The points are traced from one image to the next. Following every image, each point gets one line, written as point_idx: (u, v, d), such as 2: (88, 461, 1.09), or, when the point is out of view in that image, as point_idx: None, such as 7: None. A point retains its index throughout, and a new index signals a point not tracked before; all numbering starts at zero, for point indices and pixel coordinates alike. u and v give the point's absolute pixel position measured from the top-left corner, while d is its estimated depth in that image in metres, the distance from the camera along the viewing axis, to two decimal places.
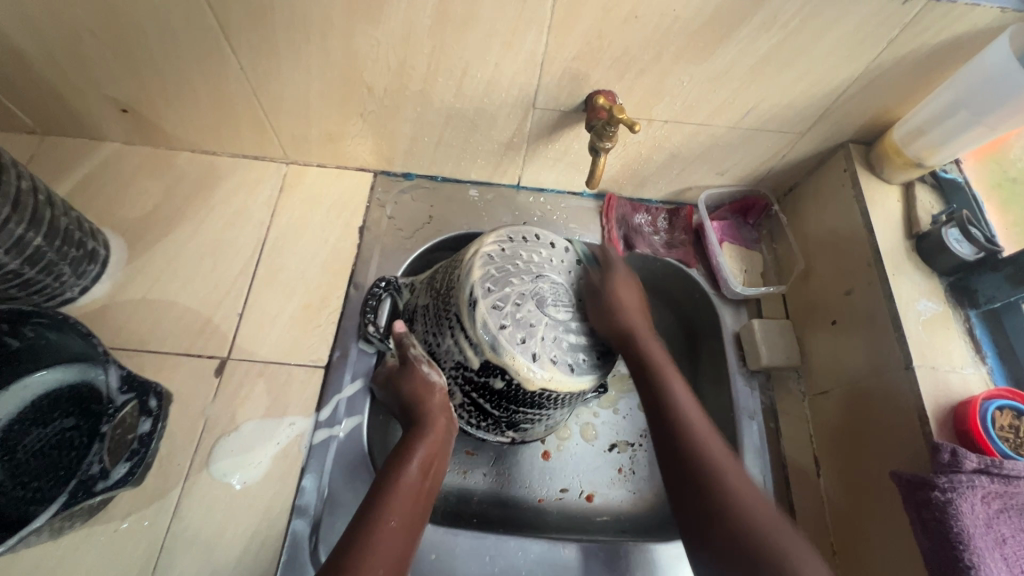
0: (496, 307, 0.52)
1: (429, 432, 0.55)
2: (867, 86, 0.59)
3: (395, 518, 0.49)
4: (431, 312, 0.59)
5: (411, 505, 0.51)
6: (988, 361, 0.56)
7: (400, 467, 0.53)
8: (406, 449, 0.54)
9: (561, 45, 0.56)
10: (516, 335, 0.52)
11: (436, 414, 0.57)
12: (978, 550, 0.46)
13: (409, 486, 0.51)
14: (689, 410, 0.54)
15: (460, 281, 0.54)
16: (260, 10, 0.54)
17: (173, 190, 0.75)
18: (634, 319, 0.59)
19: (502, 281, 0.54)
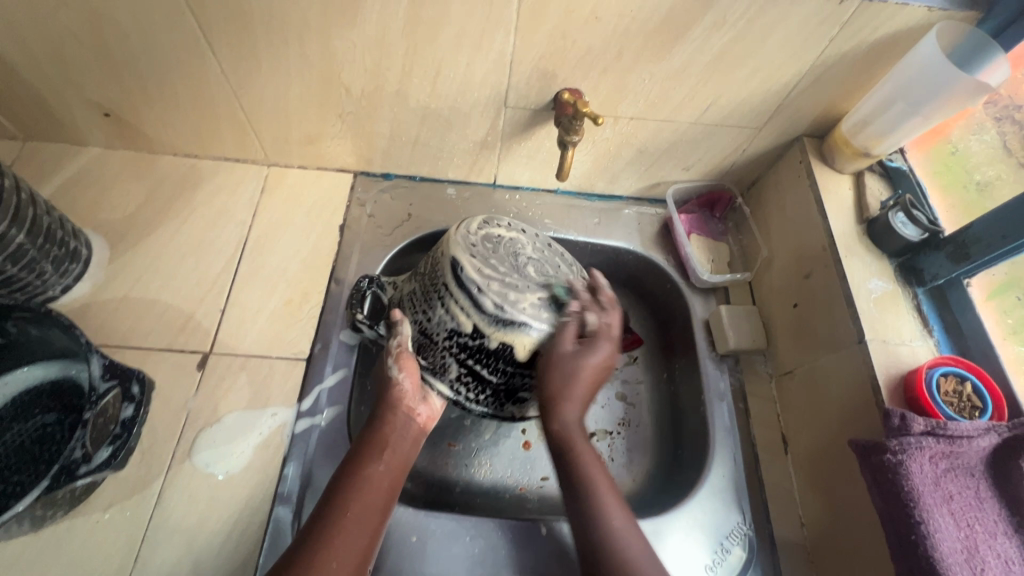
0: (483, 270, 0.56)
1: (388, 426, 0.57)
2: (815, 82, 0.63)
3: (352, 511, 0.50)
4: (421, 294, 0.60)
5: (372, 496, 0.51)
6: (935, 334, 0.59)
7: (363, 463, 0.53)
8: (368, 444, 0.55)
9: (529, 45, 0.59)
10: (507, 293, 0.56)
11: (395, 410, 0.58)
12: (928, 507, 0.48)
13: (371, 479, 0.52)
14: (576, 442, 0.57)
15: (444, 254, 0.58)
16: (240, 14, 0.57)
17: (155, 191, 0.77)
18: (567, 405, 0.57)
19: (486, 251, 0.58)
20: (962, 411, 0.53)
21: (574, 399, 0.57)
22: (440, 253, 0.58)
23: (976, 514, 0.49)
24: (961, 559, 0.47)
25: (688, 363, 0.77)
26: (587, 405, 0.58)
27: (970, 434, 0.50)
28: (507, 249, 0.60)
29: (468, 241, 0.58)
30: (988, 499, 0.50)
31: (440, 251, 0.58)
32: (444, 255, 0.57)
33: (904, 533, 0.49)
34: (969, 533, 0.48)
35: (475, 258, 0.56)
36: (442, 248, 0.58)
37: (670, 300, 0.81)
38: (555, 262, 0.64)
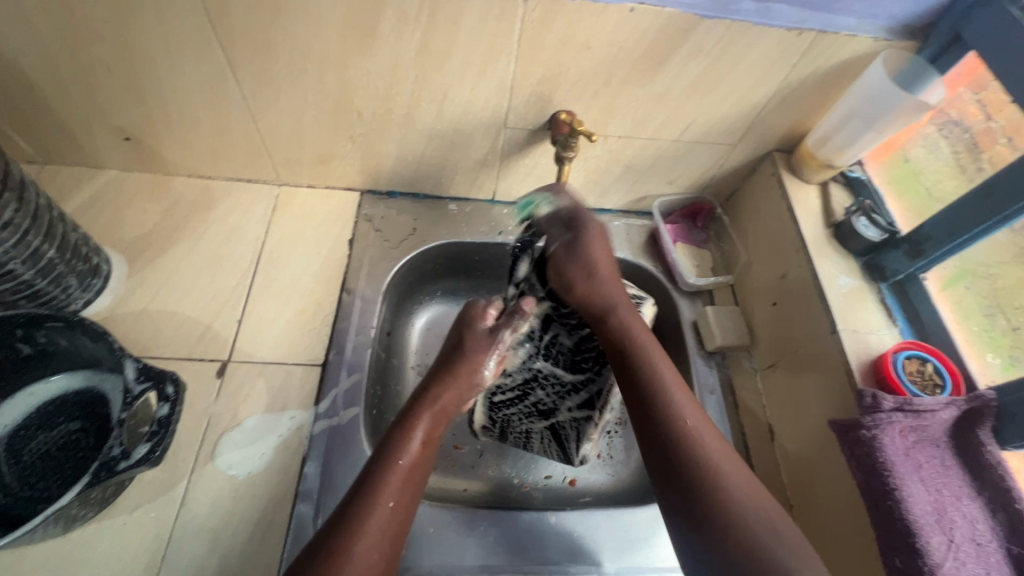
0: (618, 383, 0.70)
1: (431, 407, 0.60)
2: (781, 103, 0.71)
3: (393, 501, 0.50)
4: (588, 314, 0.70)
5: (406, 482, 0.53)
6: (899, 323, 0.66)
7: (405, 436, 0.56)
8: (408, 422, 0.58)
9: (527, 72, 0.66)
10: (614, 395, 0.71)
11: (444, 385, 0.62)
12: (900, 474, 0.54)
13: (411, 454, 0.54)
14: (686, 416, 0.54)
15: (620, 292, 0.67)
16: (266, 45, 0.63)
17: (171, 211, 0.80)
18: (636, 333, 0.61)
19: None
20: (925, 388, 0.59)
21: (678, 385, 0.57)
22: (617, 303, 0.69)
23: (943, 480, 0.55)
24: (932, 520, 0.52)
25: (679, 361, 0.82)
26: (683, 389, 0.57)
27: (934, 408, 0.56)
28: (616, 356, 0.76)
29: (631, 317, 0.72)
30: (953, 466, 0.56)
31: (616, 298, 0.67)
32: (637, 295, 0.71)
33: (882, 501, 0.54)
34: (937, 496, 0.54)
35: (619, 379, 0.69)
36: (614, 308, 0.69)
37: (660, 305, 0.87)
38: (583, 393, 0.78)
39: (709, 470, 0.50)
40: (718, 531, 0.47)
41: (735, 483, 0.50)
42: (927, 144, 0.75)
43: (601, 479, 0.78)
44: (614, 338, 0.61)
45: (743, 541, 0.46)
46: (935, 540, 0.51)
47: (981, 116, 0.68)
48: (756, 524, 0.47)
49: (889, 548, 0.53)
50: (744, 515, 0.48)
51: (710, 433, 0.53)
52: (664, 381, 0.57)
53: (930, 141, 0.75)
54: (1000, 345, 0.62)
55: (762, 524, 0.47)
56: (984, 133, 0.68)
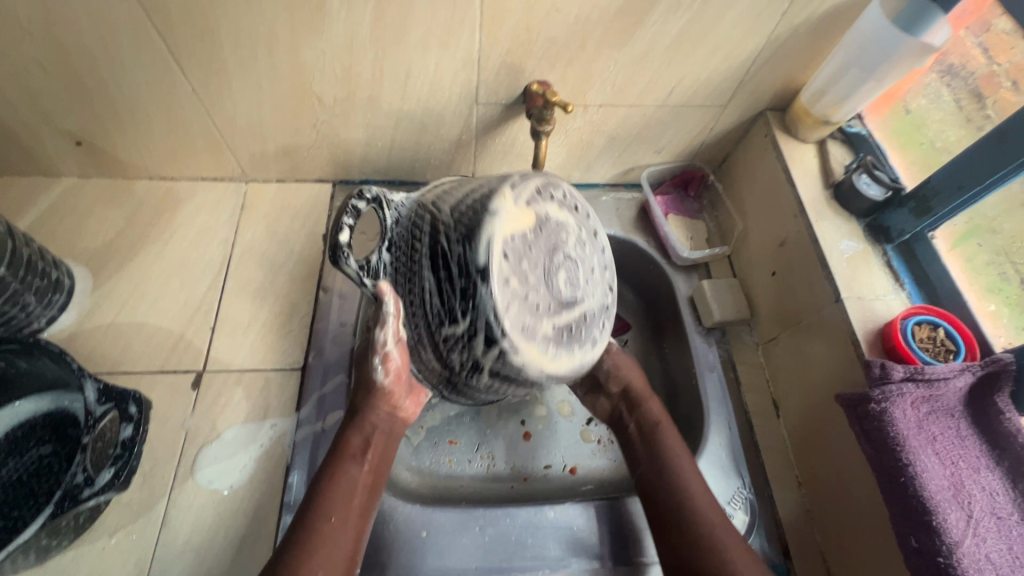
0: (512, 285, 0.44)
1: (366, 429, 0.55)
2: (771, 57, 0.66)
3: (335, 517, 0.50)
4: (445, 252, 0.44)
5: (350, 500, 0.52)
6: (907, 287, 0.62)
7: (344, 462, 0.53)
8: (343, 444, 0.54)
9: (494, 42, 0.61)
10: (522, 322, 0.44)
11: (377, 411, 0.55)
12: (913, 449, 0.51)
13: (351, 482, 0.53)
14: (681, 463, 0.60)
15: (477, 222, 0.44)
16: (207, 31, 0.58)
17: (133, 217, 0.76)
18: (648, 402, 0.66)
19: (516, 245, 0.44)
20: (937, 355, 0.56)
21: (670, 434, 0.63)
22: (451, 226, 0.45)
23: (959, 452, 0.51)
24: (949, 496, 0.49)
25: (677, 339, 0.79)
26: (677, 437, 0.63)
27: (947, 376, 0.52)
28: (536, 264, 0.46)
29: (530, 200, 0.47)
30: (969, 436, 0.52)
31: (461, 209, 0.46)
32: (482, 211, 0.44)
33: (895, 478, 0.51)
34: (954, 470, 0.50)
35: (506, 279, 0.43)
36: (454, 232, 0.45)
37: (654, 281, 0.83)
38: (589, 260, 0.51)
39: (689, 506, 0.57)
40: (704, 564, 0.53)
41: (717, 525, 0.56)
42: (927, 94, 0.71)
43: (603, 465, 0.76)
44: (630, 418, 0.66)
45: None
46: (953, 517, 0.48)
47: (984, 60, 0.66)
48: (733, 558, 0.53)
49: (904, 527, 0.50)
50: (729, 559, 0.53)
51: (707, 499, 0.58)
52: (656, 436, 0.63)
53: (930, 89, 0.71)
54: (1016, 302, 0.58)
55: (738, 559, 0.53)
56: (986, 78, 0.66)
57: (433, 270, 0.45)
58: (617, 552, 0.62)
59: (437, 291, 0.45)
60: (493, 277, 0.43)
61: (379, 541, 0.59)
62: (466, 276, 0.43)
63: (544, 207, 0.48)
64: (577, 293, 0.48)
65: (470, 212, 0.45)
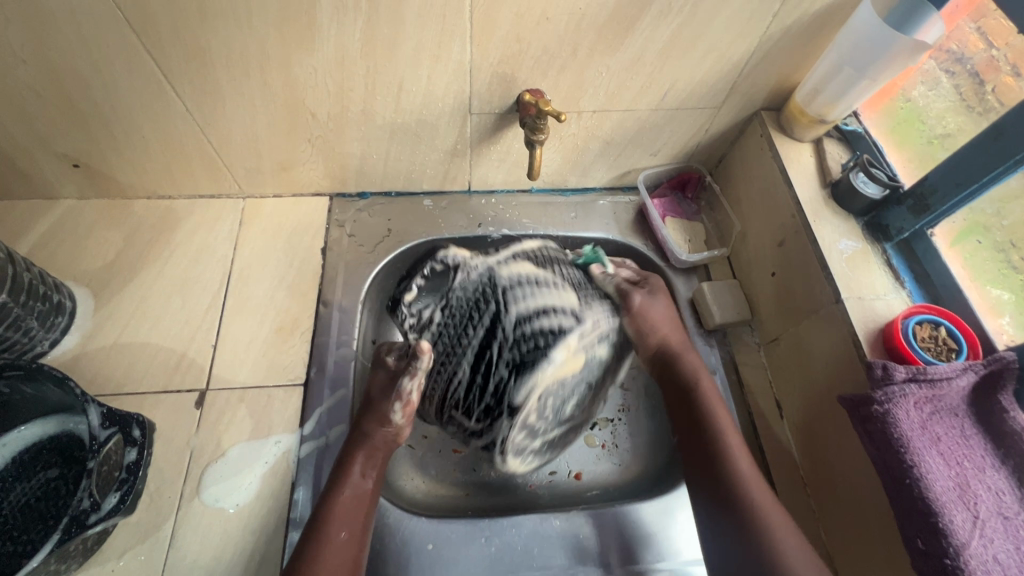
0: (528, 420, 0.61)
1: (367, 443, 0.59)
2: (764, 57, 0.66)
3: (345, 531, 0.53)
4: (498, 368, 0.60)
5: (354, 511, 0.55)
6: (907, 286, 0.62)
7: (346, 474, 0.57)
8: (346, 457, 0.58)
9: (485, 53, 0.61)
10: (522, 443, 0.62)
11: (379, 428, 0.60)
12: (917, 450, 0.50)
13: (352, 492, 0.56)
14: (732, 441, 0.60)
15: (529, 366, 0.58)
16: (198, 52, 0.58)
17: (133, 236, 0.77)
18: (693, 361, 0.66)
19: (552, 389, 0.60)
20: (940, 354, 0.55)
21: (721, 412, 0.62)
22: (511, 351, 0.60)
23: (964, 452, 0.51)
24: (955, 497, 0.49)
25: None
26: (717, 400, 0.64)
27: (950, 376, 0.52)
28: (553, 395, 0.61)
29: (580, 343, 0.60)
30: (973, 436, 0.52)
31: (524, 338, 0.59)
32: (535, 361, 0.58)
33: (900, 479, 0.51)
34: (959, 470, 0.50)
35: (526, 422, 0.61)
36: (510, 353, 0.60)
37: (654, 284, 0.83)
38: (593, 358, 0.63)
39: (728, 467, 0.58)
40: (738, 519, 0.54)
41: (768, 504, 0.55)
42: (928, 82, 0.69)
43: (609, 470, 0.75)
44: (681, 374, 0.65)
45: (766, 540, 0.52)
46: (960, 518, 0.48)
47: (982, 45, 0.62)
48: (770, 512, 0.54)
49: (911, 529, 0.50)
50: (762, 511, 0.54)
51: (750, 468, 0.58)
52: (705, 401, 0.63)
53: (929, 77, 0.69)
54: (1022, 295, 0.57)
55: (773, 513, 0.54)
56: (985, 64, 0.62)
57: (479, 373, 0.61)
58: (624, 559, 0.62)
59: (471, 386, 0.62)
60: (522, 413, 0.59)
61: (386, 555, 0.60)
62: (498, 400, 0.60)
63: (590, 347, 0.62)
64: (572, 416, 0.67)
65: (529, 345, 0.59)
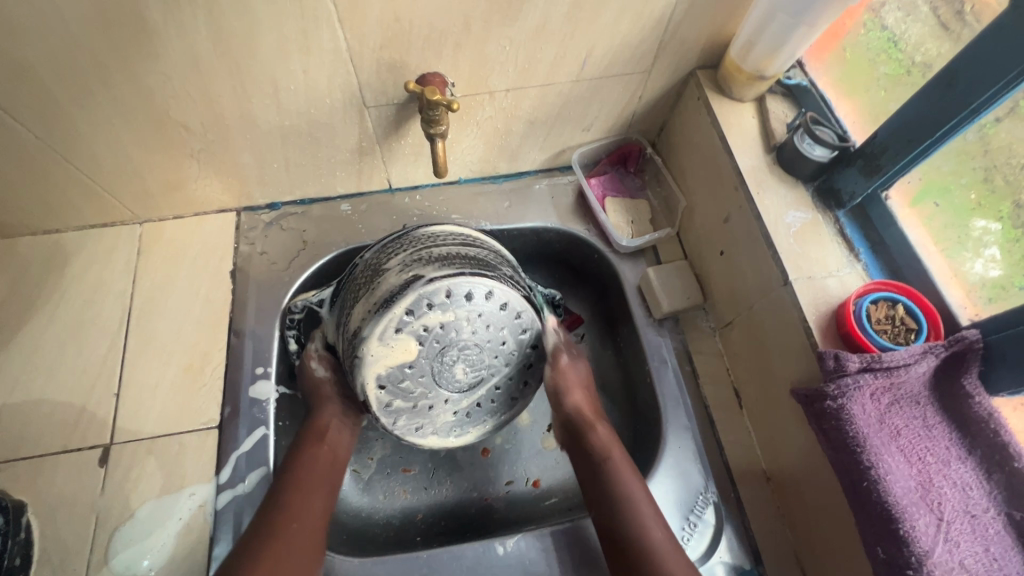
0: (398, 389, 0.53)
1: (327, 406, 0.60)
2: (690, 10, 0.57)
3: (307, 490, 0.55)
4: (344, 357, 0.54)
5: (317, 475, 0.56)
6: (862, 258, 0.56)
7: (313, 443, 0.58)
8: (313, 426, 0.59)
9: (362, 39, 0.53)
10: (417, 415, 0.56)
11: (324, 402, 0.60)
12: (875, 449, 0.45)
13: (317, 458, 0.57)
14: (643, 509, 0.55)
15: (366, 330, 0.50)
16: (23, 71, 0.49)
17: (18, 280, 0.69)
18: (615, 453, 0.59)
19: (394, 377, 0.52)
20: (897, 337, 0.49)
21: (632, 476, 0.57)
22: (361, 314, 0.52)
23: (927, 445, 0.46)
24: (916, 498, 0.44)
25: (628, 333, 0.73)
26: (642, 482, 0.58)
27: (908, 362, 0.46)
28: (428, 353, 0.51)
29: (401, 325, 0.50)
30: (937, 426, 0.47)
31: (373, 296, 0.51)
32: (371, 314, 0.50)
33: (857, 482, 0.45)
34: (921, 467, 0.45)
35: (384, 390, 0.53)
36: (360, 313, 0.52)
37: (600, 272, 0.76)
38: (487, 321, 0.52)
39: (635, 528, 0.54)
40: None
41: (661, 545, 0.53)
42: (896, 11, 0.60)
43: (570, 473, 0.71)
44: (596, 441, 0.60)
45: None
46: (922, 523, 0.43)
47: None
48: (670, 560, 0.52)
49: (871, 537, 0.45)
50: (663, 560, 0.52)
51: (655, 520, 0.55)
52: (614, 474, 0.57)
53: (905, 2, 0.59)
54: (966, 243, 0.53)
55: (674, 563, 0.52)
56: None
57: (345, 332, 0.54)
58: None
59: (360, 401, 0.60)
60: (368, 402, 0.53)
61: None
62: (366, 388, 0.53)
63: (411, 326, 0.50)
64: (479, 376, 0.55)
65: (376, 303, 0.50)
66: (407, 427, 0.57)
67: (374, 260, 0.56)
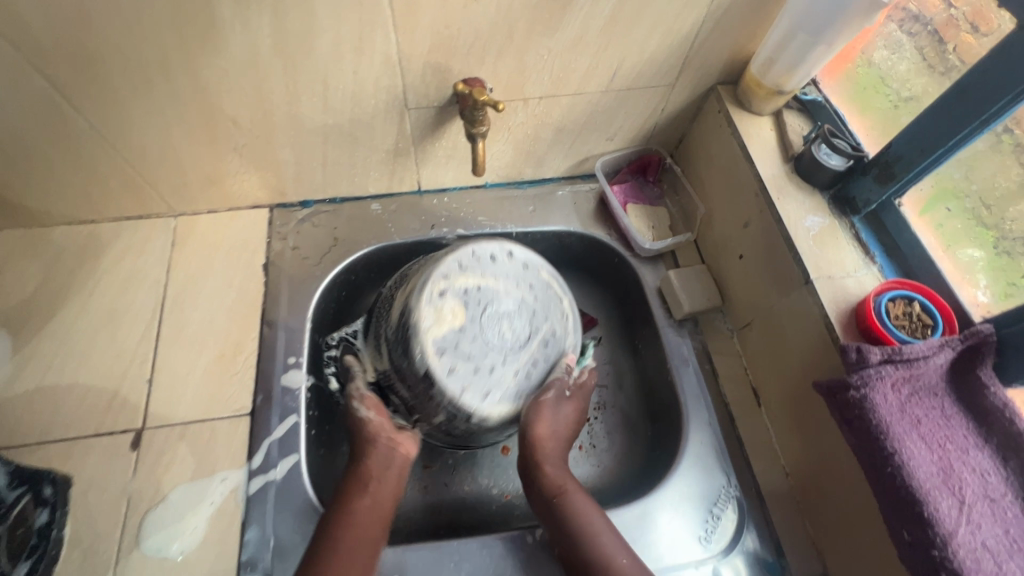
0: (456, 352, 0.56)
1: (373, 453, 0.59)
2: (715, 28, 0.62)
3: (344, 551, 0.52)
4: (394, 349, 0.58)
5: (362, 528, 0.54)
6: (877, 260, 0.59)
7: (356, 495, 0.56)
8: (357, 479, 0.58)
9: (412, 42, 0.56)
10: (480, 386, 0.56)
11: (374, 443, 0.59)
12: (898, 436, 0.47)
13: (359, 512, 0.55)
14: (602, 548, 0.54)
15: (413, 303, 0.57)
16: (91, 61, 0.52)
17: (52, 269, 0.70)
18: (587, 505, 0.57)
19: (450, 341, 0.56)
20: (915, 332, 0.52)
21: (601, 520, 0.56)
22: (399, 300, 0.59)
23: (947, 433, 0.48)
24: (939, 482, 0.46)
25: (648, 334, 0.75)
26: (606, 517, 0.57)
27: (926, 354, 0.49)
28: (471, 308, 0.57)
29: (442, 288, 0.57)
30: (956, 416, 0.49)
31: (408, 284, 0.60)
32: (414, 287, 0.58)
33: (882, 468, 0.48)
34: (942, 454, 0.47)
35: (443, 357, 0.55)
36: (398, 301, 0.59)
37: (621, 275, 0.79)
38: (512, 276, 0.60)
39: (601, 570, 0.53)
40: None
41: None
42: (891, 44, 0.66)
43: (587, 473, 0.70)
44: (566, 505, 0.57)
45: None
46: (946, 506, 0.45)
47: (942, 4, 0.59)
48: None
49: (895, 520, 0.47)
50: None
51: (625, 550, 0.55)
52: (576, 504, 0.57)
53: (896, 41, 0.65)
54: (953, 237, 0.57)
55: None
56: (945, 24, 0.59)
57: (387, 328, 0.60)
58: None
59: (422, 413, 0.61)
60: (433, 373, 0.55)
61: None
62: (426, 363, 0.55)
63: (451, 289, 0.57)
64: (527, 333, 0.59)
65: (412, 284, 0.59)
66: (472, 404, 0.56)
67: (395, 280, 0.65)
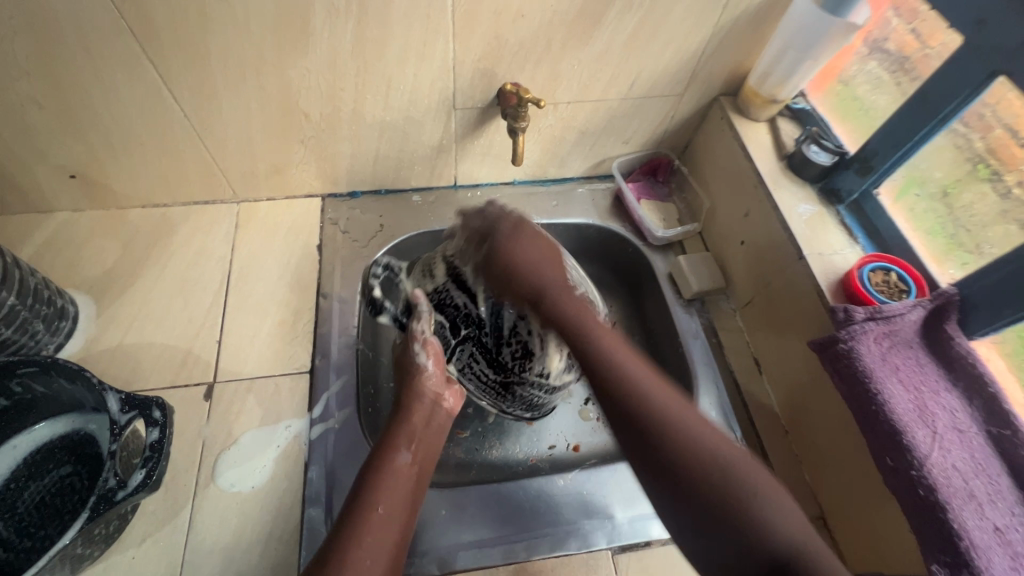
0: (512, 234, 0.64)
1: (412, 412, 0.61)
2: (719, 45, 0.73)
3: (383, 505, 0.51)
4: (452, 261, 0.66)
5: (403, 482, 0.54)
6: (860, 241, 0.69)
7: (393, 453, 0.56)
8: (394, 437, 0.58)
9: (467, 49, 0.66)
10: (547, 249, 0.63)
11: (421, 396, 0.62)
12: (880, 378, 0.56)
13: (401, 467, 0.55)
14: (656, 403, 0.50)
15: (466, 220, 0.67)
16: (200, 58, 0.62)
17: (130, 245, 0.78)
18: (637, 377, 0.52)
19: None
20: (892, 296, 0.62)
21: (658, 393, 0.51)
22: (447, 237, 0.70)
23: (921, 378, 0.57)
24: (915, 416, 0.54)
25: (660, 313, 0.84)
26: (658, 386, 0.52)
27: (902, 312, 0.58)
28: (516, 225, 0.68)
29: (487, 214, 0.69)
30: (929, 364, 0.58)
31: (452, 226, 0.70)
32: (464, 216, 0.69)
33: (867, 407, 0.56)
34: (918, 394, 0.56)
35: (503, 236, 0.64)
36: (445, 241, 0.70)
37: (635, 262, 0.88)
38: None
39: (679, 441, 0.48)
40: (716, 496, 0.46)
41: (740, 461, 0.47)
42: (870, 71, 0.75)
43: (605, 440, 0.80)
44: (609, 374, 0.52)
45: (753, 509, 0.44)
46: (921, 434, 0.53)
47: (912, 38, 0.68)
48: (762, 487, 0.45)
49: (880, 449, 0.55)
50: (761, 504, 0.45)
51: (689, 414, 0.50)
52: (621, 374, 0.51)
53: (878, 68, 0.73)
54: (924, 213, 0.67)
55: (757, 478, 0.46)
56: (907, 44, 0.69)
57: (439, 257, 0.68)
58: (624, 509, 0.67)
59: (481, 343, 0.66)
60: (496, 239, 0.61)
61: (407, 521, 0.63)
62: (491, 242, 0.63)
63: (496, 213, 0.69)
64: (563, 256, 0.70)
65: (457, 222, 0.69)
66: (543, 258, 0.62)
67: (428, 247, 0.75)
